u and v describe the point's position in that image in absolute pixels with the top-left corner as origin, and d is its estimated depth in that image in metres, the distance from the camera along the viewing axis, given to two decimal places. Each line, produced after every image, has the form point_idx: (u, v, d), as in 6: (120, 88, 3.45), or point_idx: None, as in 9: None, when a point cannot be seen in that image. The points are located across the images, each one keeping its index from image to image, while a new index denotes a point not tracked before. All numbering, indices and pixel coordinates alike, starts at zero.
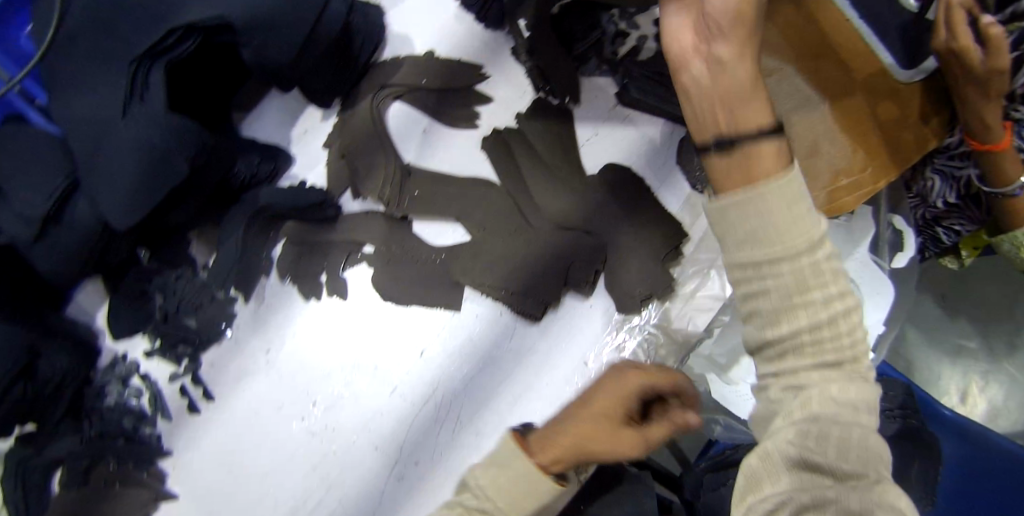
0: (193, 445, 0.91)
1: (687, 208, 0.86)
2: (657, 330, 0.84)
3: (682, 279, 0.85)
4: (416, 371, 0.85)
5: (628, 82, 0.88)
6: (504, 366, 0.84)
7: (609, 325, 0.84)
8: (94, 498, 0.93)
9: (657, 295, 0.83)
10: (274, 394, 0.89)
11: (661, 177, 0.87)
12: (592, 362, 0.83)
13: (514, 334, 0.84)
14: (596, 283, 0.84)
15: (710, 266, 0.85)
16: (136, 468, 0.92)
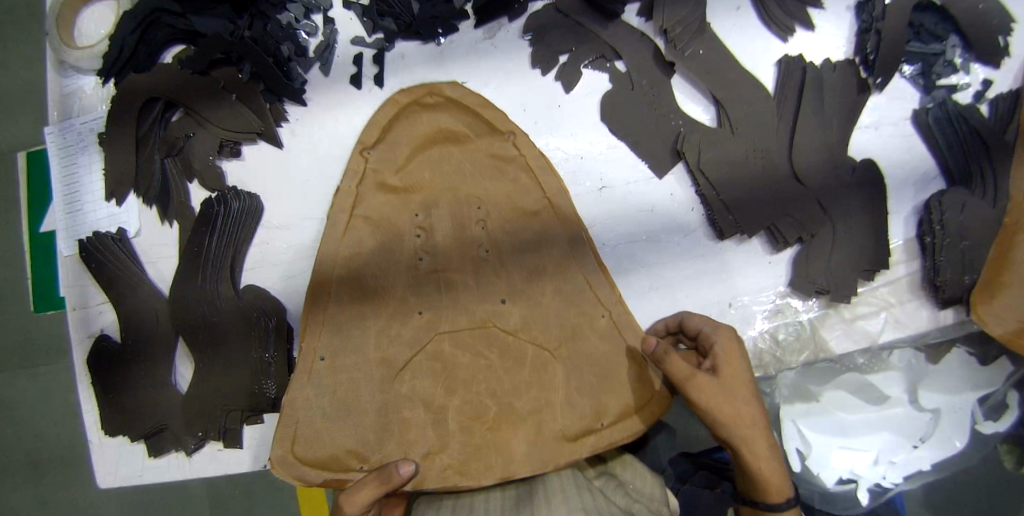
0: (333, 115, 0.84)
1: (899, 248, 0.89)
2: (807, 323, 0.85)
3: (858, 302, 0.87)
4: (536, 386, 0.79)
5: (933, 108, 0.88)
6: (665, 252, 0.81)
7: (774, 288, 0.84)
8: (209, 92, 0.87)
9: (833, 294, 0.83)
10: (303, 274, 0.82)
11: (901, 207, 0.89)
12: (737, 306, 0.83)
13: (690, 233, 0.82)
14: (788, 247, 0.84)
15: (884, 308, 0.88)
16: (263, 94, 0.85)
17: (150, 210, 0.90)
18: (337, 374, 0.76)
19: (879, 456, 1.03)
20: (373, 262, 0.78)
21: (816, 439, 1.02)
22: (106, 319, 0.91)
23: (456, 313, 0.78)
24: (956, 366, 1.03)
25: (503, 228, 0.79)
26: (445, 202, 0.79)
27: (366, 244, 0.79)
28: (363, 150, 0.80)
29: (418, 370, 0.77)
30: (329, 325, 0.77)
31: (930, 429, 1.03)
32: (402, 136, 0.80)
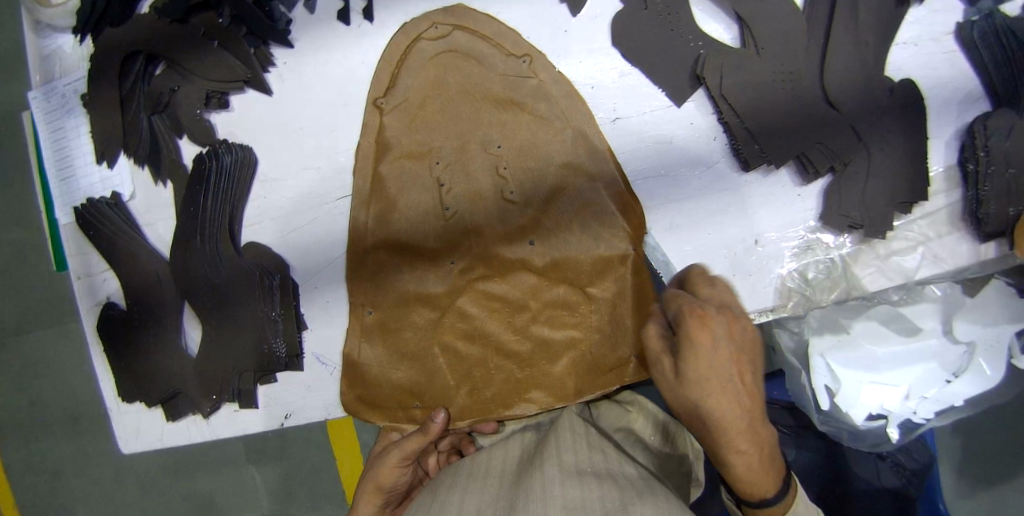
0: (323, 56, 0.78)
1: (939, 174, 0.82)
2: (839, 261, 0.80)
3: (892, 238, 0.81)
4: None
5: (980, 17, 0.79)
6: (685, 188, 0.76)
7: (803, 224, 0.78)
8: (190, 42, 0.82)
9: (867, 229, 0.78)
10: (306, 226, 0.78)
11: (942, 130, 0.81)
12: (764, 243, 0.77)
13: (712, 166, 0.76)
14: (820, 178, 0.77)
15: (922, 242, 0.81)
16: (247, 39, 0.79)
17: (143, 170, 0.86)
18: (383, 326, 0.77)
19: (911, 392, 0.99)
20: (394, 207, 0.76)
21: (845, 375, 0.99)
22: (108, 288, 0.89)
23: (486, 257, 0.75)
24: (996, 298, 0.98)
25: (524, 165, 0.74)
26: (468, 145, 0.75)
27: (396, 194, 0.76)
28: (377, 100, 0.75)
29: (455, 316, 0.76)
30: (368, 278, 0.77)
31: (965, 365, 0.99)
32: (414, 79, 0.75)
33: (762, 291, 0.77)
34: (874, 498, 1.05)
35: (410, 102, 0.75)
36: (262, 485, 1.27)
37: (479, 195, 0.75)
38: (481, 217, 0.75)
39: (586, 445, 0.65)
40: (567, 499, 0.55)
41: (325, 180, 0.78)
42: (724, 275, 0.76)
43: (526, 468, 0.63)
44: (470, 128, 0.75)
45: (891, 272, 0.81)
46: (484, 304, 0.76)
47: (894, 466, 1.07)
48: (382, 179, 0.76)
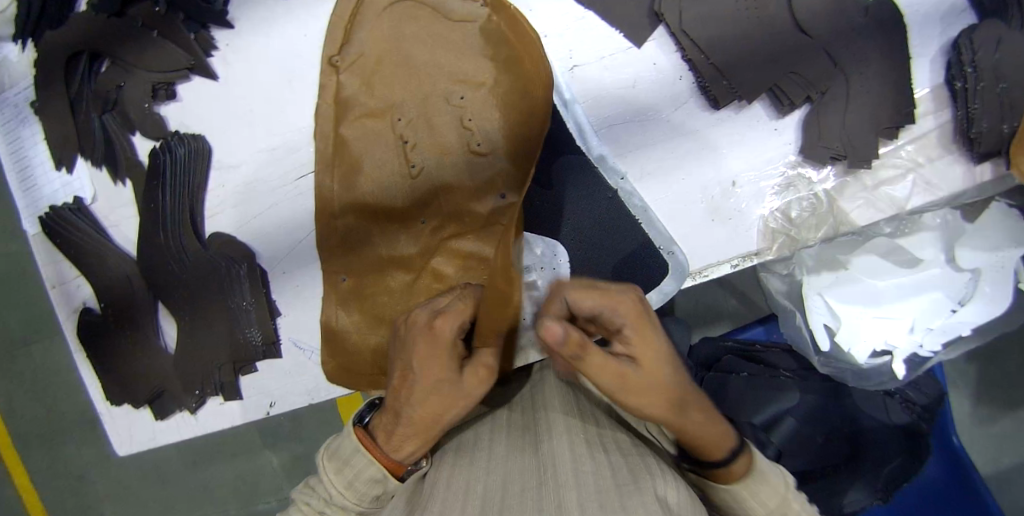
0: (265, 34, 0.75)
1: (927, 95, 0.77)
2: (824, 196, 0.75)
3: (878, 168, 0.76)
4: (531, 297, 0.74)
5: None
6: (654, 133, 0.72)
7: (783, 159, 0.74)
8: (130, 35, 0.80)
9: (852, 160, 0.73)
10: (268, 208, 0.76)
11: (927, 45, 0.76)
12: (741, 183, 0.73)
13: (680, 107, 0.72)
14: (796, 110, 0.73)
15: (911, 168, 0.77)
16: (186, 25, 0.76)
17: (101, 172, 0.83)
18: (359, 293, 0.74)
19: (915, 324, 0.96)
20: (360, 171, 0.73)
21: (845, 314, 0.96)
22: (83, 294, 0.87)
23: (457, 215, 0.72)
24: (998, 221, 0.93)
25: (491, 109, 0.70)
26: (430, 98, 0.71)
27: (360, 153, 0.72)
28: (332, 58, 0.72)
29: (430, 275, 0.73)
30: (339, 244, 0.74)
31: (971, 291, 0.95)
32: (368, 33, 0.71)
33: (745, 233, 0.74)
34: (884, 436, 1.02)
35: (366, 62, 0.71)
36: (276, 470, 1.29)
37: (447, 149, 0.72)
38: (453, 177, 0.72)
39: (579, 413, 0.62)
40: (572, 472, 0.51)
41: (283, 163, 0.75)
42: (704, 220, 0.73)
43: (523, 434, 0.61)
44: (430, 77, 0.71)
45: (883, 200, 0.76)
46: (461, 259, 0.73)
47: (904, 402, 1.04)
48: (343, 136, 0.72)
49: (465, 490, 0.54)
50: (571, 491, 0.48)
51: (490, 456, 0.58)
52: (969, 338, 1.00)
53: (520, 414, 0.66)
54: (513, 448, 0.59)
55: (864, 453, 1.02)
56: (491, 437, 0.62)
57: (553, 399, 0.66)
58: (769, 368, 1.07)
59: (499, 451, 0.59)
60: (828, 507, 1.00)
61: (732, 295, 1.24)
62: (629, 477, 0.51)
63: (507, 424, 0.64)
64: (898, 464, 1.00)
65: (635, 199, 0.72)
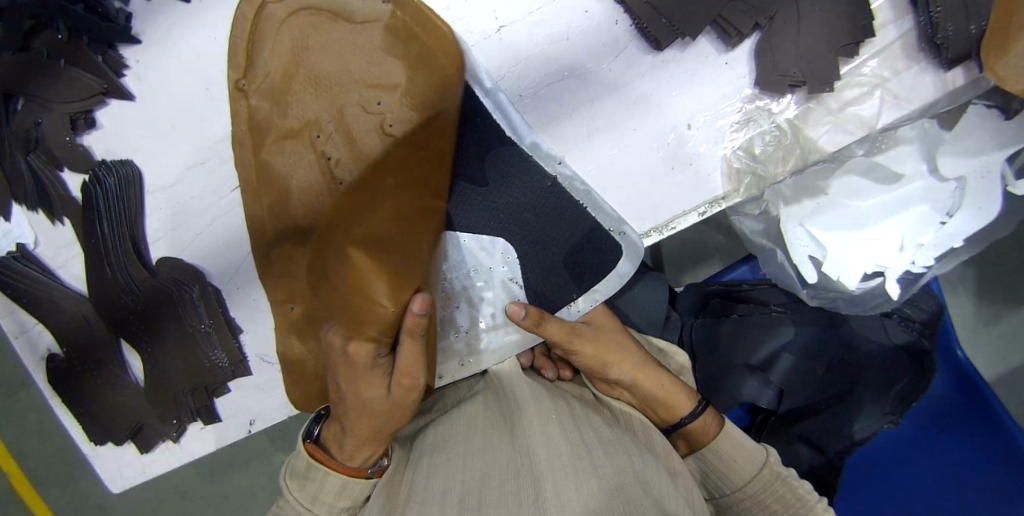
0: (174, 45, 0.70)
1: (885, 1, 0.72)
2: (787, 126, 0.71)
3: (841, 88, 0.71)
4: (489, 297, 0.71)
5: None
6: (597, 86, 0.68)
7: (737, 94, 0.69)
8: (36, 68, 0.75)
9: (811, 86, 0.69)
10: (207, 225, 0.73)
11: None
12: (696, 126, 0.69)
13: (621, 54, 0.67)
14: (745, 39, 0.68)
15: (877, 84, 0.72)
16: (92, 47, 0.72)
17: (38, 213, 0.79)
18: (311, 317, 0.71)
19: (904, 242, 0.93)
20: (289, 199, 0.67)
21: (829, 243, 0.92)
22: (45, 340, 0.83)
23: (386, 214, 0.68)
24: (979, 125, 0.88)
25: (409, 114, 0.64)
26: (347, 109, 0.64)
27: (285, 179, 0.66)
28: (237, 83, 0.63)
29: None
30: (281, 272, 0.69)
31: (958, 201, 0.92)
32: (271, 49, 0.63)
33: (708, 177, 0.70)
34: (886, 360, 1.00)
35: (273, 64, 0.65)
36: None
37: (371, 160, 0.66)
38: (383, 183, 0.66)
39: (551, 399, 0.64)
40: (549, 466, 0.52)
41: (217, 176, 0.72)
42: (662, 170, 0.69)
43: (496, 424, 0.62)
44: (344, 85, 0.64)
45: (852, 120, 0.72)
46: None
47: (903, 323, 1.01)
48: (261, 164, 0.65)
49: (445, 482, 0.55)
50: (550, 477, 0.51)
51: (464, 451, 0.60)
52: (961, 250, 0.97)
53: (491, 404, 0.67)
54: (489, 439, 0.60)
55: (863, 380, 0.99)
56: (464, 430, 0.64)
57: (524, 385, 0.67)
58: (757, 305, 1.03)
59: (472, 443, 0.61)
60: (837, 442, 0.97)
61: (719, 231, 1.21)
62: (610, 473, 0.53)
63: (479, 414, 0.66)
64: (904, 386, 0.98)
65: (578, 183, 0.67)
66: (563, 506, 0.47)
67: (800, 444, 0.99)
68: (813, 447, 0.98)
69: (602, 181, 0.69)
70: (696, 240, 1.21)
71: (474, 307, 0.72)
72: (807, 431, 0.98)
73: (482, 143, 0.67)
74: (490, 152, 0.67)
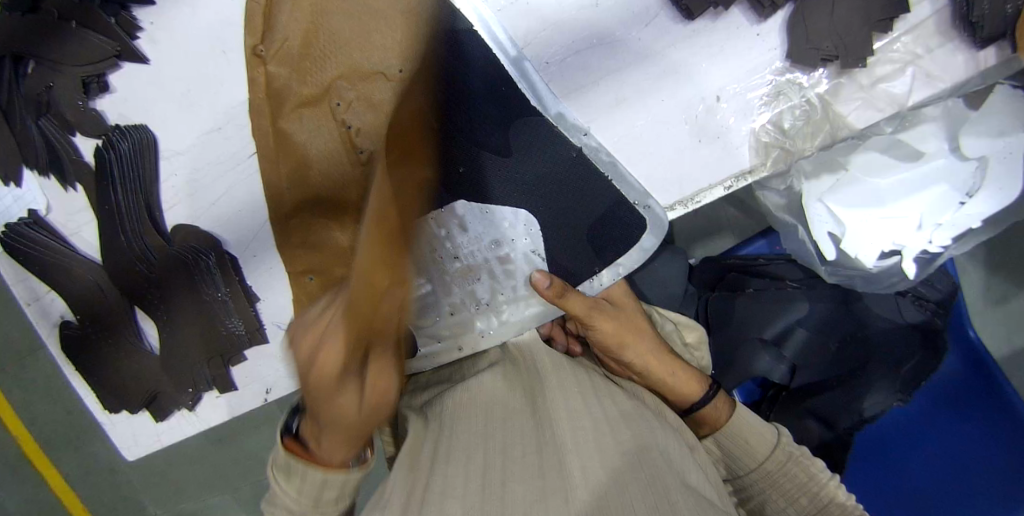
0: (190, 6, 0.68)
1: None
2: (817, 101, 0.70)
3: (874, 64, 0.70)
4: (510, 270, 0.71)
5: None
6: (625, 55, 0.66)
7: (768, 66, 0.68)
8: (49, 30, 0.74)
9: (843, 61, 0.68)
10: (219, 188, 0.72)
11: None
12: (725, 99, 0.67)
13: (651, 22, 0.66)
14: (779, 10, 0.67)
15: (910, 61, 0.70)
16: (104, 7, 0.70)
17: (50, 179, 0.77)
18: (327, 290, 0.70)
19: (922, 221, 0.92)
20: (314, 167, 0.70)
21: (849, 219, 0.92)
22: (58, 308, 0.82)
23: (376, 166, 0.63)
24: (1002, 105, 0.87)
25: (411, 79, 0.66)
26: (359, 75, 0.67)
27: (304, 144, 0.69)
28: (257, 49, 0.67)
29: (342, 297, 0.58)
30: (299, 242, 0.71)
31: (977, 181, 0.90)
32: (290, 15, 0.66)
33: (735, 151, 0.69)
34: (898, 340, 1.00)
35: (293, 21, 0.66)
36: None
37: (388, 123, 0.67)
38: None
39: (571, 374, 0.64)
40: (572, 442, 0.52)
41: (238, 140, 0.70)
42: (689, 143, 0.68)
43: (513, 399, 0.61)
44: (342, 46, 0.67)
45: (880, 98, 0.70)
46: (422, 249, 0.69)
47: (916, 301, 1.01)
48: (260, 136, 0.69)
49: (460, 456, 0.53)
50: (571, 455, 0.50)
51: (479, 421, 0.59)
52: (978, 232, 0.96)
53: (506, 376, 0.66)
54: (506, 414, 0.59)
55: (873, 357, 0.99)
56: (475, 401, 0.62)
57: (541, 361, 0.66)
58: (774, 281, 1.04)
59: (485, 416, 0.60)
60: (846, 419, 0.98)
61: (733, 207, 1.21)
62: (631, 444, 0.53)
63: (493, 386, 0.65)
64: (915, 366, 0.98)
65: (602, 153, 0.66)
66: (590, 482, 0.47)
67: (810, 420, 1.00)
68: (823, 424, 0.98)
69: (627, 152, 0.68)
70: (710, 217, 1.21)
71: (496, 280, 0.71)
72: (817, 408, 0.99)
73: (501, 112, 0.66)
74: (508, 122, 0.66)
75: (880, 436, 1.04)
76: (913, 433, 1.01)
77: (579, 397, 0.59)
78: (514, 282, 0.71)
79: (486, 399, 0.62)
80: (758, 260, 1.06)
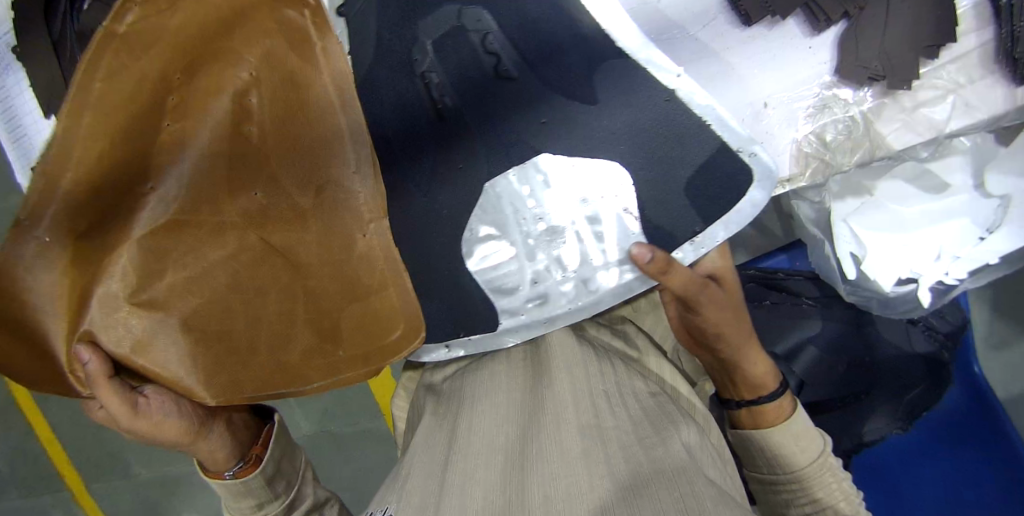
0: None
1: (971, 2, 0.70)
2: (860, 118, 0.71)
3: (917, 88, 0.71)
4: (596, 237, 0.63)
5: None
6: (682, 53, 0.67)
7: (817, 79, 0.69)
8: None
9: (889, 81, 0.69)
10: None
11: None
12: (773, 106, 0.69)
13: (709, 24, 0.67)
14: (833, 26, 0.68)
15: (951, 90, 0.71)
16: None
17: None
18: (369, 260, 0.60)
19: (942, 251, 0.93)
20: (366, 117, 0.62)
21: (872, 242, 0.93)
22: None
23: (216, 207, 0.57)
24: None
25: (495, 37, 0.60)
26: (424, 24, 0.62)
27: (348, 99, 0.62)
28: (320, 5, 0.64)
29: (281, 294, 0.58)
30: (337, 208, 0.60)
31: (996, 219, 0.90)
32: None
33: (778, 158, 0.70)
34: (904, 368, 1.02)
35: None
36: None
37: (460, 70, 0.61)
38: (472, 104, 0.62)
39: (596, 368, 0.64)
40: (578, 434, 0.55)
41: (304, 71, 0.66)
42: None
43: (534, 396, 0.63)
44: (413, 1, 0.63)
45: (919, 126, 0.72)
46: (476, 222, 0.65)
47: (927, 331, 1.02)
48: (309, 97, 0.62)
49: (482, 462, 0.56)
50: (591, 459, 0.51)
51: (498, 424, 0.61)
52: (994, 269, 0.98)
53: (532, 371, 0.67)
54: (529, 410, 0.61)
55: (879, 383, 1.02)
56: (498, 399, 0.64)
57: (567, 352, 0.66)
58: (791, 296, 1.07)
59: (507, 417, 0.62)
60: (847, 441, 1.02)
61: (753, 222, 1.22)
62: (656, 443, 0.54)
63: (518, 382, 0.66)
64: (918, 394, 1.01)
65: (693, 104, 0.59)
66: (614, 473, 0.49)
67: None
68: None
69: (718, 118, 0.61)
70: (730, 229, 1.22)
71: (578, 246, 0.64)
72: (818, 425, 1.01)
73: (586, 60, 0.60)
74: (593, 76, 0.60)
75: (878, 462, 1.03)
76: (913, 462, 1.01)
77: (601, 396, 0.60)
78: (599, 248, 0.64)
79: (508, 398, 0.64)
80: (778, 273, 1.09)
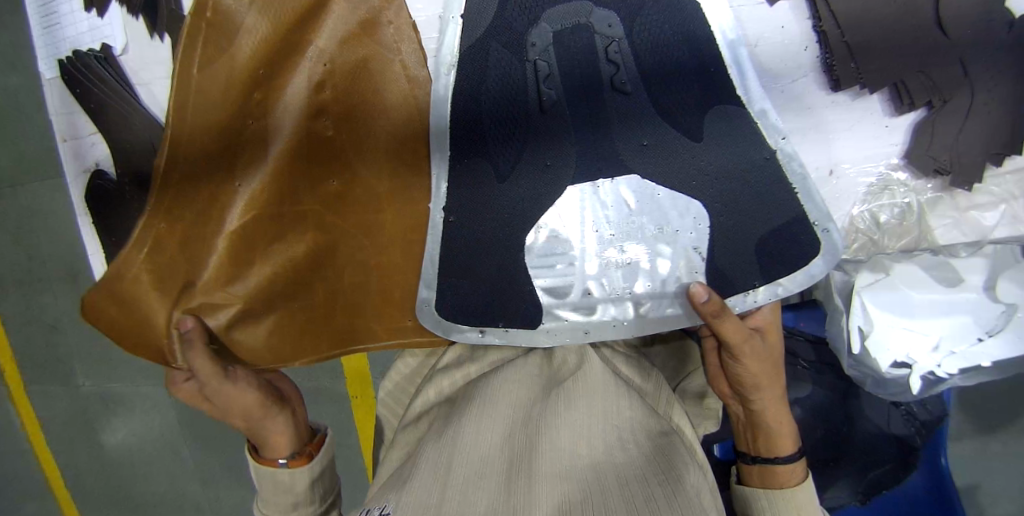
0: None
1: None
2: (915, 206, 0.71)
3: (976, 191, 0.71)
4: (663, 262, 0.68)
5: None
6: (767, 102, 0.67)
7: (884, 159, 0.70)
8: None
9: (954, 176, 0.69)
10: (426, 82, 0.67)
11: None
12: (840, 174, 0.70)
13: (797, 79, 0.67)
14: (911, 111, 0.68)
15: (1004, 200, 0.71)
16: None
17: (138, 20, 0.74)
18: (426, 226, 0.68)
19: (940, 344, 0.95)
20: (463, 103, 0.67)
21: (879, 321, 0.95)
22: (98, 154, 0.78)
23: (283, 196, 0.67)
24: None
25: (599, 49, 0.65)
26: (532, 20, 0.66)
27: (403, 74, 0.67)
28: None
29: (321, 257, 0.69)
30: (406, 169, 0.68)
31: (999, 325, 0.93)
32: None
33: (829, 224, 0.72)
34: (876, 446, 1.05)
35: None
36: None
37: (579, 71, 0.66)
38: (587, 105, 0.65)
39: (614, 395, 0.63)
40: (581, 460, 0.55)
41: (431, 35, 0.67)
42: None
43: (543, 413, 0.62)
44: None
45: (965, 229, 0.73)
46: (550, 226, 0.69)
47: (906, 415, 1.05)
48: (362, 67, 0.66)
49: (482, 468, 0.55)
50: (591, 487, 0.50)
51: (502, 432, 0.60)
52: (984, 371, 1.01)
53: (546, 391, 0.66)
54: (535, 426, 0.60)
55: (848, 454, 1.06)
56: (506, 410, 0.63)
57: (589, 379, 0.66)
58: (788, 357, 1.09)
59: (510, 427, 0.61)
60: None
61: None
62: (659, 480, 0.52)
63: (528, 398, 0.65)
64: (882, 473, 1.04)
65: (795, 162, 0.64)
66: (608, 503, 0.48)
67: None
68: None
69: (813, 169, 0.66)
70: None
71: (647, 268, 0.69)
72: None
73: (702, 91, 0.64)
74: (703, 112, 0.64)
75: None
76: None
77: (610, 426, 0.59)
78: (663, 276, 0.68)
79: (516, 410, 0.63)
80: None
